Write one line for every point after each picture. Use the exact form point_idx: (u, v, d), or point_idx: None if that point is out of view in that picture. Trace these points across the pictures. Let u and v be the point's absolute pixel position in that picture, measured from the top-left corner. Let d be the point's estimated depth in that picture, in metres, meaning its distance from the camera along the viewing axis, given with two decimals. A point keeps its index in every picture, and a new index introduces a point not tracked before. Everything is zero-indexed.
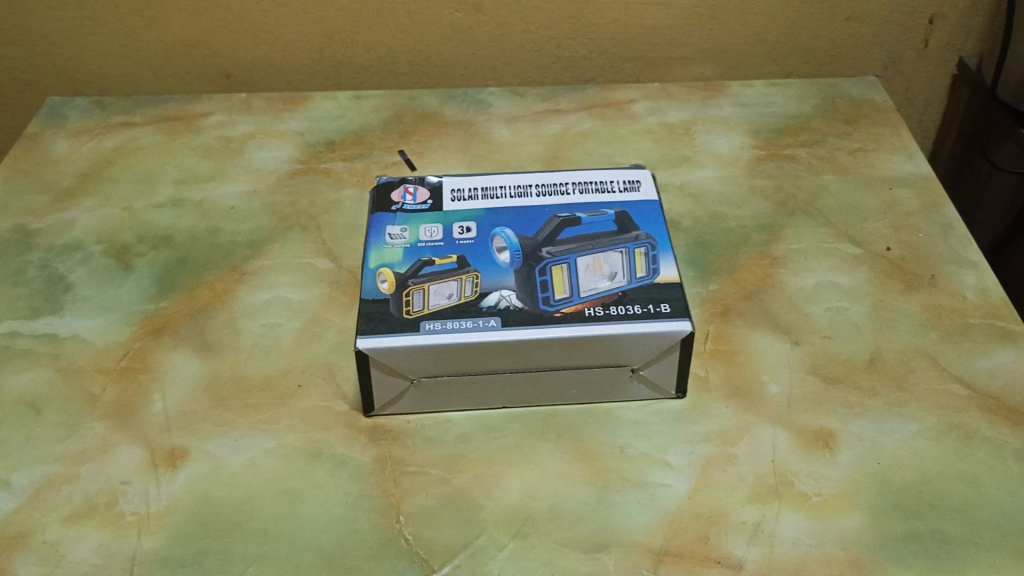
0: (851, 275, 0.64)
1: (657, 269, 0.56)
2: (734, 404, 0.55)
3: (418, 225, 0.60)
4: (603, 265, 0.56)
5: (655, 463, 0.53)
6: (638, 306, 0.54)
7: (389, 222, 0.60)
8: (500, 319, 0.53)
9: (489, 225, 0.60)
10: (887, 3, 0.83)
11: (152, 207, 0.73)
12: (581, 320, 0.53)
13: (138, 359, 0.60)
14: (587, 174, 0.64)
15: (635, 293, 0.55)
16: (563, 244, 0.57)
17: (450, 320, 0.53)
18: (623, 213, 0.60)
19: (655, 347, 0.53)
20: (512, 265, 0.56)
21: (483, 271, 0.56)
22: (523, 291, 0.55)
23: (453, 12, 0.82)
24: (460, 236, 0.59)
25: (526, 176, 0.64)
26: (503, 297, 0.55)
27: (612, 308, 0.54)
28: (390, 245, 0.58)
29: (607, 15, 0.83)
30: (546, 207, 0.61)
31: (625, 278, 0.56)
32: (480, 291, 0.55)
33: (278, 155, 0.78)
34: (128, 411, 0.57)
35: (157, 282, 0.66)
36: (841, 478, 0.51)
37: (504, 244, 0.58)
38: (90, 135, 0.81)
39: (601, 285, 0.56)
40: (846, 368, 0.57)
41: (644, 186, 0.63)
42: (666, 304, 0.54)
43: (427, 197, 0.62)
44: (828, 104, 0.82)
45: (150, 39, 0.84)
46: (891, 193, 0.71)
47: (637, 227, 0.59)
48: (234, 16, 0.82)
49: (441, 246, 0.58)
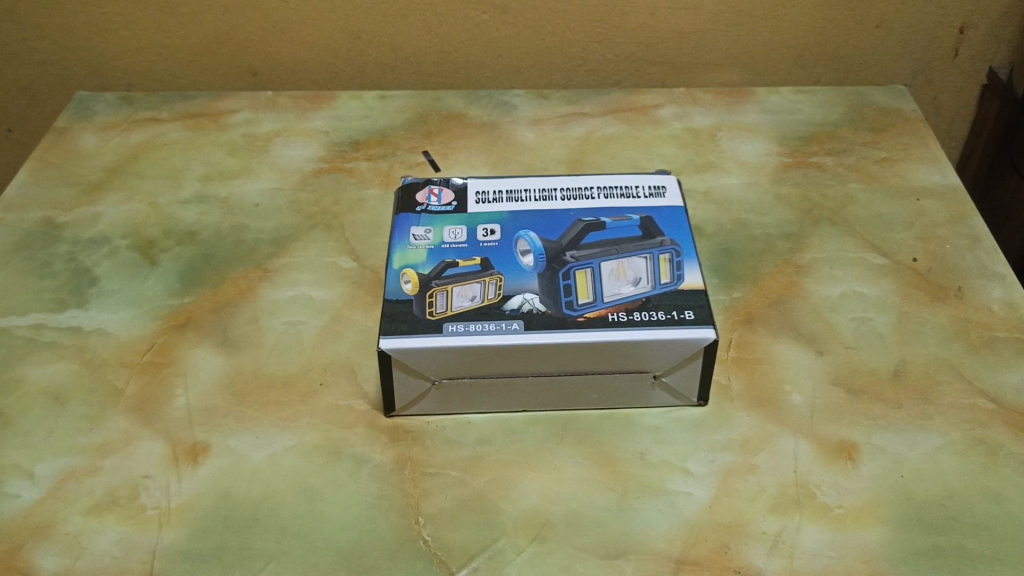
0: (876, 286, 0.64)
1: (681, 276, 0.56)
2: (756, 413, 0.55)
3: (442, 226, 0.60)
4: (627, 270, 0.56)
5: (676, 470, 0.52)
6: (662, 313, 0.54)
7: (413, 223, 0.60)
8: (523, 323, 0.53)
9: (514, 228, 0.59)
10: (917, 11, 0.82)
11: (178, 202, 0.74)
12: (603, 325, 0.53)
13: (161, 353, 0.60)
14: (613, 178, 0.64)
15: (659, 299, 0.55)
16: (587, 249, 0.57)
17: (472, 323, 0.53)
18: (648, 218, 0.60)
19: (678, 354, 0.53)
20: (536, 269, 0.56)
21: (506, 273, 0.56)
22: (546, 294, 0.55)
23: (480, 13, 0.82)
24: (484, 238, 0.59)
25: (550, 180, 0.64)
26: (526, 301, 0.55)
27: (635, 314, 0.54)
28: (414, 246, 0.58)
29: (634, 19, 0.83)
30: (570, 211, 0.61)
31: (649, 284, 0.56)
32: (503, 294, 0.55)
33: (303, 153, 0.78)
34: (150, 405, 0.57)
35: (182, 277, 0.66)
36: (863, 490, 0.51)
37: (528, 247, 0.58)
38: (118, 129, 0.82)
39: (624, 291, 0.55)
40: (870, 379, 0.57)
41: (669, 192, 0.62)
42: (689, 311, 0.54)
43: (451, 199, 0.62)
44: (855, 112, 0.81)
45: (178, 35, 0.84)
46: (918, 204, 0.71)
47: (662, 233, 0.59)
48: (262, 14, 0.83)
49: (465, 248, 0.58)
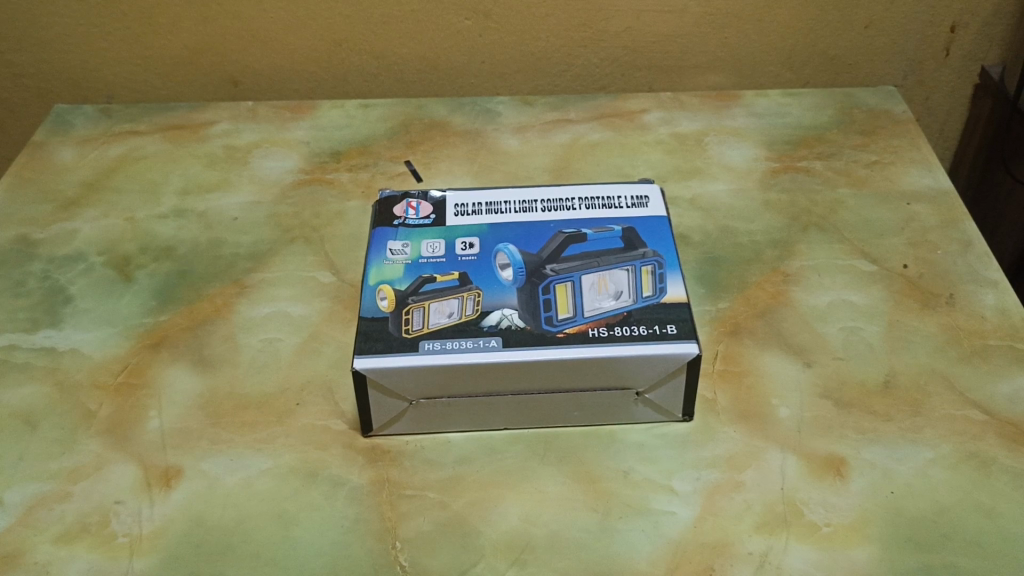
0: (865, 293, 0.62)
1: (664, 288, 0.55)
2: (742, 428, 0.54)
3: (420, 240, 0.58)
4: (608, 283, 0.55)
5: (660, 489, 0.51)
6: (644, 327, 0.53)
7: (390, 237, 0.59)
8: (501, 340, 0.52)
9: (492, 241, 0.58)
10: (906, 10, 0.81)
11: (156, 217, 0.72)
12: (584, 341, 0.52)
13: (135, 374, 0.59)
14: (594, 188, 0.63)
15: (641, 313, 0.54)
16: (567, 262, 0.56)
17: (449, 341, 0.52)
18: (630, 229, 0.59)
19: (661, 370, 0.52)
20: (514, 283, 0.55)
21: (485, 288, 0.55)
22: (525, 310, 0.54)
23: (462, 19, 0.81)
24: (462, 252, 0.57)
25: (531, 190, 0.63)
26: (504, 316, 0.53)
27: (616, 329, 0.53)
28: (391, 261, 0.57)
29: (619, 23, 0.81)
30: (550, 223, 0.60)
31: (631, 297, 0.55)
32: (481, 310, 0.54)
33: (283, 165, 0.77)
34: (123, 427, 0.56)
35: (158, 294, 0.65)
36: (852, 508, 0.50)
37: (507, 260, 0.56)
38: (96, 143, 0.80)
39: (606, 305, 0.54)
40: (860, 391, 0.56)
41: (652, 202, 0.61)
42: (672, 325, 0.53)
43: (429, 212, 0.61)
44: (845, 114, 0.80)
45: (157, 46, 0.83)
46: (908, 208, 0.69)
47: (644, 244, 0.57)
48: (241, 23, 0.81)
49: (443, 262, 0.57)
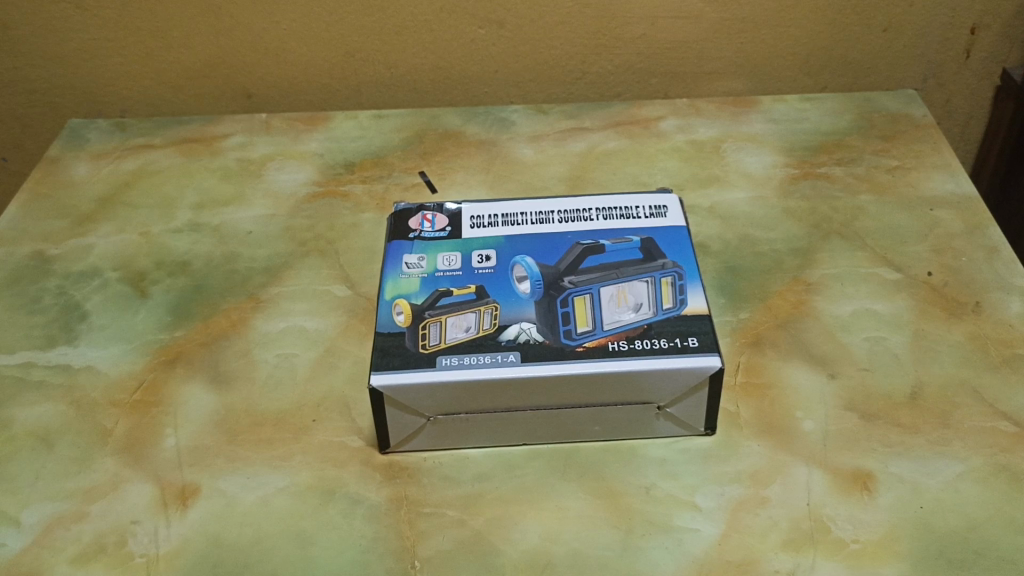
0: (889, 302, 0.61)
1: (684, 300, 0.54)
2: (766, 442, 0.53)
3: (436, 253, 0.58)
4: (628, 295, 0.54)
5: (683, 505, 0.50)
6: (664, 340, 0.52)
7: (406, 251, 0.58)
8: (519, 354, 0.51)
9: (509, 253, 0.57)
10: (926, 12, 0.80)
11: (170, 231, 0.72)
12: (603, 355, 0.51)
13: (152, 391, 0.59)
14: (612, 197, 0.62)
15: (661, 326, 0.53)
16: (585, 274, 0.55)
17: (466, 355, 0.51)
18: (650, 240, 0.58)
19: (683, 383, 0.51)
20: (532, 296, 0.54)
21: (502, 302, 0.54)
22: (543, 323, 0.53)
23: (475, 28, 0.80)
24: (479, 264, 0.57)
25: (547, 201, 0.62)
26: (522, 330, 0.52)
27: (636, 342, 0.52)
28: (407, 275, 0.56)
29: (634, 30, 0.80)
30: (568, 234, 0.59)
31: (651, 309, 0.54)
32: (499, 324, 0.53)
33: (297, 177, 0.77)
34: (140, 445, 0.55)
35: (173, 310, 0.65)
36: (880, 524, 0.48)
37: (525, 273, 0.56)
38: (111, 157, 0.80)
39: (625, 317, 0.53)
40: (886, 403, 0.54)
41: (671, 212, 0.60)
42: (693, 338, 0.52)
43: (445, 224, 0.60)
44: (864, 119, 0.79)
45: (171, 59, 0.83)
46: (931, 214, 0.68)
47: (664, 255, 0.57)
48: (254, 36, 0.81)
49: (459, 275, 0.56)
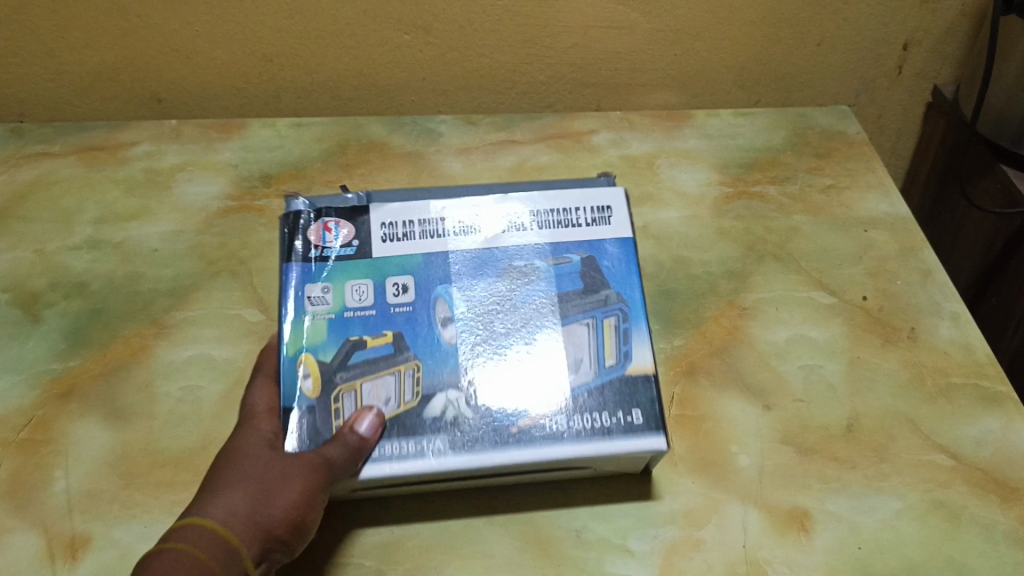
0: (825, 329, 0.59)
1: (629, 351, 0.51)
2: (701, 479, 0.51)
3: (343, 283, 0.53)
4: (564, 349, 0.51)
5: (615, 549, 0.47)
6: (605, 415, 0.49)
7: (310, 280, 0.53)
8: (446, 439, 0.48)
9: (429, 285, 0.53)
10: (860, 28, 0.78)
11: (68, 249, 0.67)
12: (540, 438, 0.48)
13: (41, 428, 0.54)
14: (549, 193, 0.57)
15: (602, 394, 0.50)
16: (515, 314, 0.52)
17: (391, 442, 0.47)
18: (591, 258, 0.55)
19: (622, 462, 0.49)
20: (459, 350, 0.51)
21: (423, 357, 0.50)
22: (472, 394, 0.49)
23: (400, 35, 0.76)
24: (395, 300, 0.52)
25: (474, 201, 0.57)
26: (449, 403, 0.49)
27: (575, 417, 0.49)
28: (311, 316, 0.51)
29: (567, 39, 0.77)
30: (496, 253, 0.55)
31: (590, 366, 0.51)
32: (422, 395, 0.49)
33: (208, 190, 0.72)
34: (25, 490, 0.50)
35: (67, 337, 0.60)
36: (818, 567, 0.46)
37: (448, 315, 0.52)
38: (4, 166, 0.74)
39: (562, 377, 0.50)
40: (822, 436, 0.53)
41: (615, 216, 0.56)
42: (637, 412, 0.49)
43: (351, 238, 0.55)
44: (798, 135, 0.78)
45: (71, 61, 0.77)
46: (866, 235, 0.67)
47: (606, 284, 0.53)
48: (161, 38, 0.75)
49: (372, 318, 0.52)
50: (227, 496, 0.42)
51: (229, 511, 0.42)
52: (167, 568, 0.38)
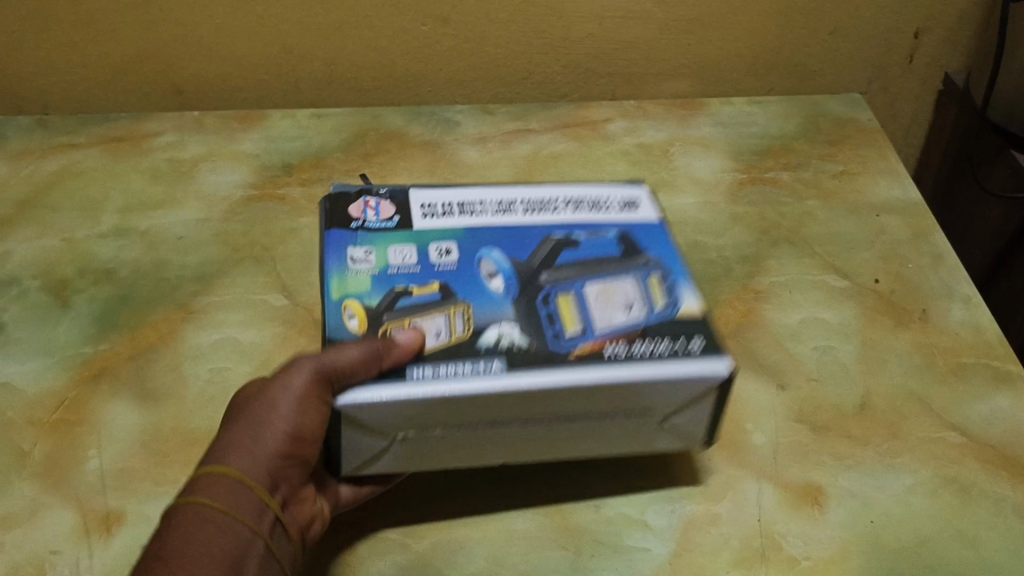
0: (838, 311, 0.61)
1: (677, 301, 0.51)
2: (717, 456, 0.52)
3: (386, 246, 0.53)
4: (614, 293, 0.50)
5: (633, 524, 0.49)
6: (665, 343, 0.48)
7: (350, 244, 0.53)
8: (503, 362, 0.46)
9: (472, 247, 0.53)
10: (871, 16, 0.79)
11: (95, 236, 0.68)
12: (598, 357, 0.47)
13: (73, 409, 0.55)
14: (583, 189, 0.59)
15: (656, 327, 0.49)
16: (562, 270, 0.52)
17: (441, 365, 0.46)
18: (628, 232, 0.55)
19: (688, 394, 0.47)
20: (507, 296, 0.50)
21: (470, 301, 0.50)
22: (524, 326, 0.48)
23: (417, 26, 0.77)
24: (439, 259, 0.52)
25: (509, 189, 0.58)
26: (500, 334, 0.48)
27: (635, 344, 0.48)
28: (354, 271, 0.51)
29: (582, 29, 0.78)
30: (535, 227, 0.55)
31: (642, 310, 0.50)
32: (474, 329, 0.48)
33: (231, 179, 0.74)
34: (60, 468, 0.52)
35: (97, 321, 0.61)
36: (832, 540, 0.48)
37: (494, 269, 0.52)
38: (31, 156, 0.76)
39: (617, 318, 0.49)
40: (836, 415, 0.54)
41: (643, 206, 0.58)
42: (696, 341, 0.48)
43: (391, 214, 0.55)
44: (811, 123, 0.79)
45: (95, 54, 0.78)
46: (878, 220, 0.68)
47: (644, 252, 0.54)
48: (184, 30, 0.77)
49: (417, 273, 0.51)
50: (224, 445, 0.44)
51: (233, 454, 0.44)
52: (177, 527, 0.41)
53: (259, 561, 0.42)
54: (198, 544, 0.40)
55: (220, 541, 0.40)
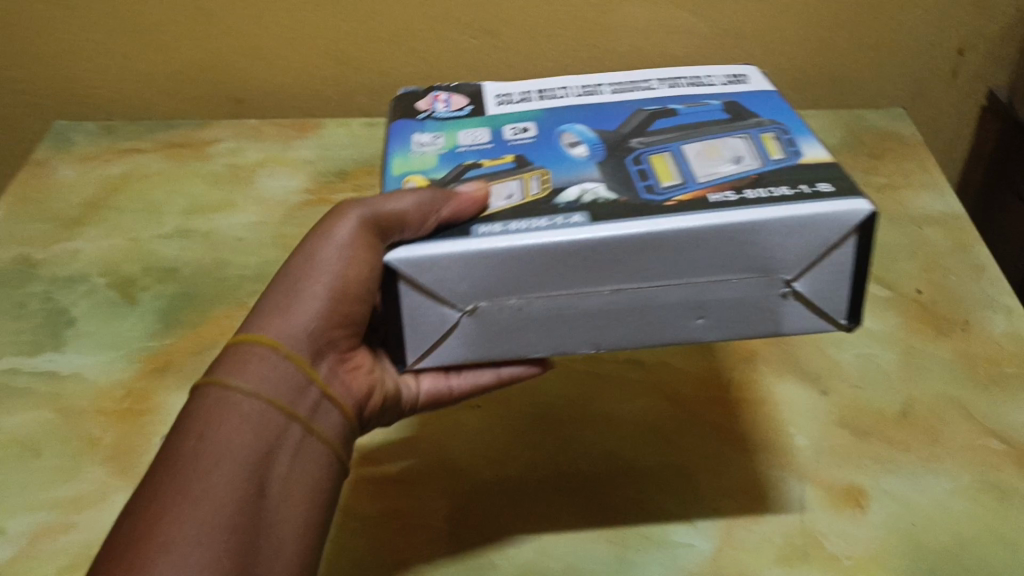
0: (880, 320, 0.62)
1: (798, 152, 0.46)
2: (760, 458, 0.53)
3: (455, 131, 0.52)
4: (719, 151, 0.46)
5: (678, 520, 0.50)
6: (786, 188, 0.42)
7: (417, 131, 0.53)
8: (587, 214, 0.42)
9: (552, 123, 0.51)
10: (914, 32, 0.80)
11: (159, 237, 0.71)
12: (704, 207, 0.41)
13: (140, 399, 0.58)
14: (677, 72, 0.56)
15: (774, 175, 0.44)
16: (656, 135, 0.48)
17: (513, 221, 0.42)
18: (732, 103, 0.52)
19: (816, 242, 0.41)
20: (592, 159, 0.47)
21: (551, 167, 0.46)
22: (610, 184, 0.44)
23: (467, 38, 0.80)
24: (515, 136, 0.50)
25: (594, 78, 0.56)
26: (584, 191, 0.44)
27: (748, 192, 0.42)
28: (419, 152, 0.50)
29: (628, 43, 0.80)
30: (624, 103, 0.53)
31: (756, 160, 0.45)
32: (553, 188, 0.44)
33: (288, 184, 0.77)
34: (128, 454, 0.55)
35: (162, 317, 0.64)
36: (873, 540, 0.49)
37: (577, 139, 0.49)
38: (99, 160, 0.80)
39: (723, 169, 0.45)
40: (877, 420, 0.55)
41: (751, 80, 0.55)
42: (824, 185, 0.42)
43: (462, 105, 0.55)
44: (854, 137, 0.80)
45: (160, 63, 0.82)
46: (920, 232, 0.69)
47: (755, 116, 0.50)
48: (244, 41, 0.80)
49: (489, 149, 0.49)
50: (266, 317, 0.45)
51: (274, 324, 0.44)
52: (211, 398, 0.41)
53: (297, 443, 0.42)
54: (220, 426, 0.40)
55: (250, 429, 0.40)
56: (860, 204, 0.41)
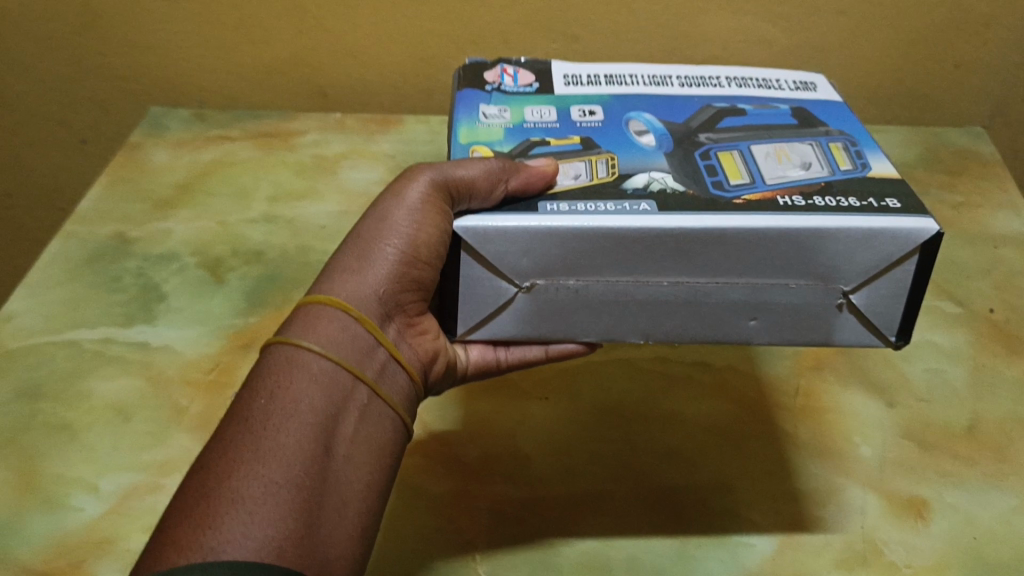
0: (951, 335, 0.62)
1: (866, 164, 0.47)
2: (823, 465, 0.54)
3: (521, 106, 0.54)
4: (788, 155, 0.48)
5: (739, 520, 0.51)
6: (854, 200, 0.44)
7: (484, 103, 0.54)
8: (653, 204, 0.43)
9: (620, 110, 0.53)
10: (997, 51, 0.80)
11: (246, 221, 0.75)
12: (774, 209, 0.43)
13: (226, 373, 0.61)
14: (748, 72, 0.58)
15: (844, 185, 0.45)
16: (725, 133, 0.50)
17: (579, 203, 0.44)
18: (800, 109, 0.54)
19: (879, 255, 0.42)
20: (659, 149, 0.49)
21: (618, 152, 0.48)
22: (678, 176, 0.46)
23: (548, 42, 0.82)
24: (581, 118, 0.52)
25: (665, 67, 0.58)
26: (651, 180, 0.46)
27: (816, 198, 0.44)
28: (486, 123, 0.52)
29: (706, 53, 0.81)
30: (693, 98, 0.55)
31: (825, 169, 0.47)
32: (619, 173, 0.47)
33: (369, 177, 0.80)
34: (214, 424, 0.58)
35: (247, 297, 0.67)
36: (934, 550, 0.49)
37: (644, 128, 0.51)
38: (191, 146, 0.84)
39: (792, 174, 0.47)
40: (943, 434, 0.55)
41: (819, 87, 0.57)
42: (892, 200, 0.44)
43: (529, 82, 0.57)
44: (930, 153, 0.80)
45: (252, 56, 0.85)
46: (995, 251, 0.69)
47: (824, 124, 0.52)
48: (333, 37, 0.83)
49: (555, 128, 0.51)
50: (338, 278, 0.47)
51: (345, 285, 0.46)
52: (282, 357, 0.43)
53: (363, 407, 0.43)
54: (289, 387, 0.41)
55: (319, 390, 0.42)
56: (926, 225, 0.42)
